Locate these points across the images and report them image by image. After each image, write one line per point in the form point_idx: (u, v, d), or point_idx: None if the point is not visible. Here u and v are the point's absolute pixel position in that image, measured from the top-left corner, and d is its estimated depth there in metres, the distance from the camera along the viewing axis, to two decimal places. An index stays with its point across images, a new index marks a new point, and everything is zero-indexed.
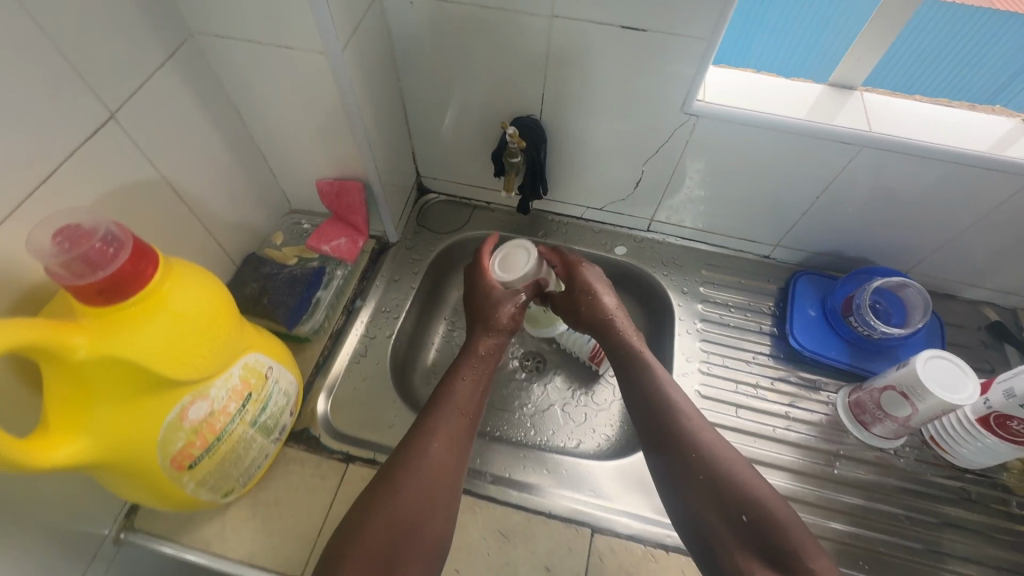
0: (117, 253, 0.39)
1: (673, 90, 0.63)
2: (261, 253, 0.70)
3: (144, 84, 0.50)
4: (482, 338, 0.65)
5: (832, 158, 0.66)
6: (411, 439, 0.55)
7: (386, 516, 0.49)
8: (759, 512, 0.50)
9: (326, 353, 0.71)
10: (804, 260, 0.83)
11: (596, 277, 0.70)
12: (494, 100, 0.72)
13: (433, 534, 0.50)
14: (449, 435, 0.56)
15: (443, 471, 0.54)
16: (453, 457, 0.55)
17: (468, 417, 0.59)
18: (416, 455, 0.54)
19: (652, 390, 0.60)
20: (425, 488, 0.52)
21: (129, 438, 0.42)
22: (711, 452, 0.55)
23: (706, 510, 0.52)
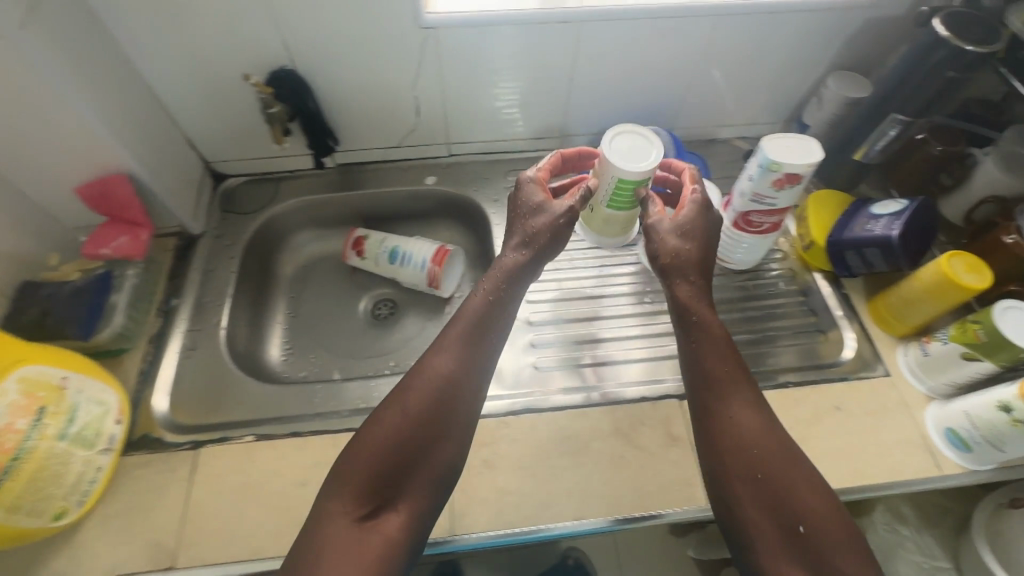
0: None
1: (402, 8, 0.66)
2: (37, 279, 0.65)
3: None
4: (510, 252, 0.64)
5: (565, 41, 0.74)
6: (418, 368, 0.58)
7: (393, 441, 0.53)
8: (784, 459, 0.54)
9: (151, 358, 0.68)
10: (589, 143, 0.92)
11: (704, 224, 0.64)
12: (242, 61, 0.70)
13: (436, 464, 0.55)
14: (453, 358, 0.58)
15: (450, 404, 0.56)
16: (455, 398, 0.57)
17: (481, 342, 0.60)
18: (417, 385, 0.57)
19: (733, 373, 0.58)
20: (425, 420, 0.55)
21: None
22: (742, 384, 0.58)
23: (720, 391, 0.58)
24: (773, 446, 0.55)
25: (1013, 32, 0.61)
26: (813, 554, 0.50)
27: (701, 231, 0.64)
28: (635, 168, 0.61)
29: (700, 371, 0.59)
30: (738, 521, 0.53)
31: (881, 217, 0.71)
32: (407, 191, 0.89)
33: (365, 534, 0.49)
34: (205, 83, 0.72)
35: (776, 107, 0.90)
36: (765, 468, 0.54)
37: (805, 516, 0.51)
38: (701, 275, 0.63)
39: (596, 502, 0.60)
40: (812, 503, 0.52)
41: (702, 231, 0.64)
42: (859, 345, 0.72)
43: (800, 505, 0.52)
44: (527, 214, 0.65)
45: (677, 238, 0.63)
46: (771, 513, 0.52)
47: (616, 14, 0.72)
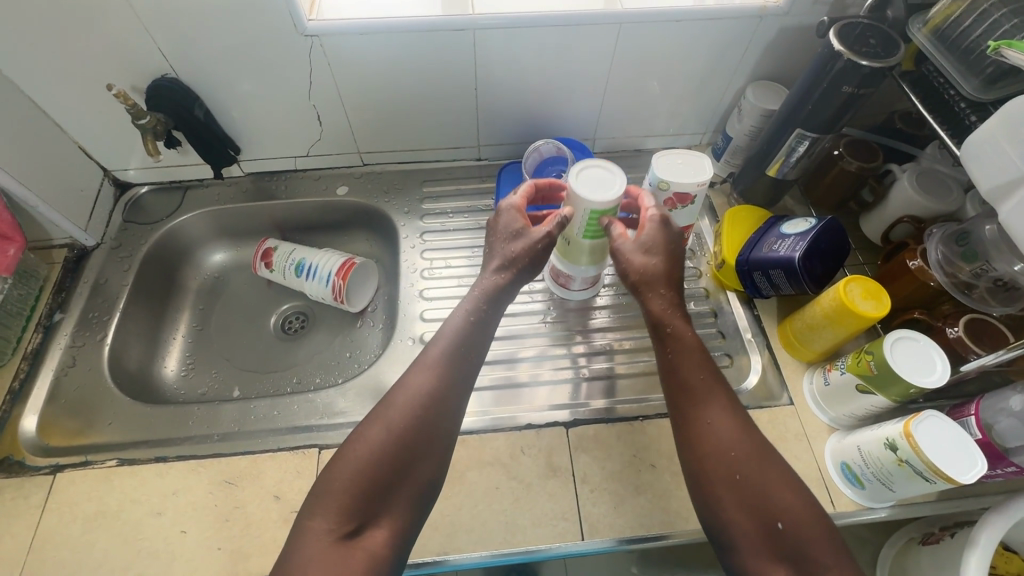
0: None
1: (278, 15, 0.64)
2: None
3: None
4: (489, 275, 0.61)
5: (462, 49, 0.71)
6: (404, 387, 0.54)
7: (376, 458, 0.50)
8: (751, 468, 0.50)
9: (24, 376, 0.67)
10: (509, 152, 0.89)
11: (673, 239, 0.59)
12: (121, 69, 0.68)
13: (418, 481, 0.51)
14: (436, 374, 0.55)
15: (435, 419, 0.53)
16: (433, 415, 0.53)
17: (461, 358, 0.57)
18: (400, 402, 0.53)
19: (710, 381, 0.55)
20: (410, 436, 0.52)
21: None
22: (717, 392, 0.54)
23: (690, 404, 0.54)
24: (749, 453, 0.51)
25: (918, 44, 0.58)
26: (794, 554, 0.47)
27: (667, 245, 0.59)
28: (602, 196, 0.55)
29: (673, 380, 0.56)
30: (725, 541, 0.49)
31: (788, 237, 0.67)
32: (316, 201, 0.86)
33: (348, 553, 0.46)
34: (85, 92, 0.70)
35: (701, 116, 0.86)
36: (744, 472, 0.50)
37: (789, 527, 0.47)
38: (670, 286, 0.59)
39: (463, 537, 0.57)
40: (784, 502, 0.48)
41: (675, 244, 0.60)
42: (764, 372, 0.69)
43: (781, 515, 0.48)
44: (504, 239, 0.62)
45: (643, 256, 0.58)
46: (756, 515, 0.48)
47: (511, 22, 0.68)
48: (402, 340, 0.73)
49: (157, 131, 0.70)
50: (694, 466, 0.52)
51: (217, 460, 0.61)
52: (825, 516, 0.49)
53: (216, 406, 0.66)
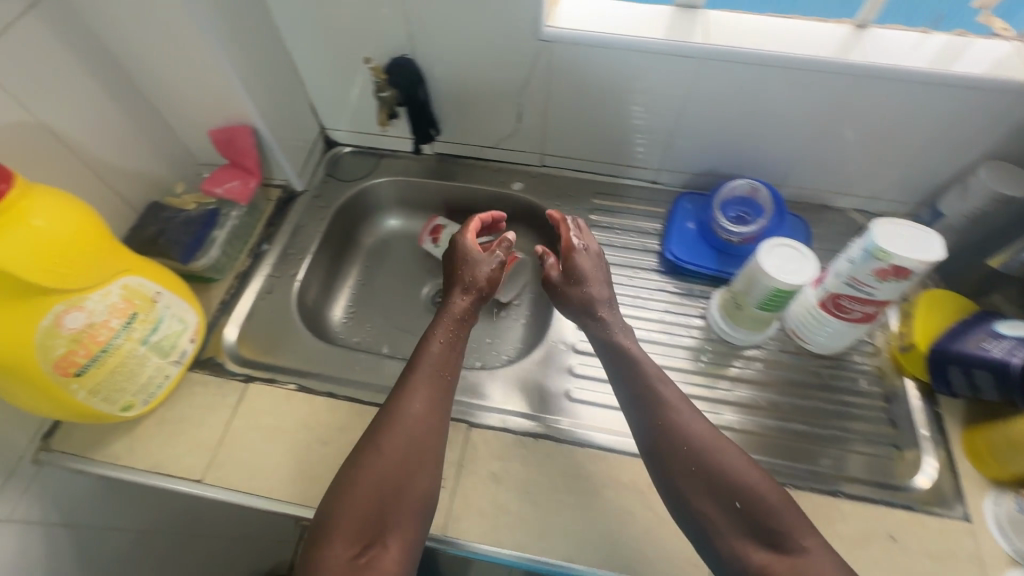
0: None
1: (523, 17, 0.67)
2: (163, 201, 0.75)
3: (7, 29, 0.54)
4: (461, 296, 0.69)
5: (681, 74, 0.71)
6: (395, 411, 0.58)
7: (374, 477, 0.54)
8: (708, 459, 0.54)
9: (233, 292, 0.76)
10: (687, 181, 0.87)
11: (593, 267, 0.69)
12: (372, 44, 0.75)
13: (417, 491, 0.55)
14: (427, 392, 0.60)
15: (423, 430, 0.58)
16: (421, 426, 0.58)
17: (442, 382, 0.62)
18: (393, 421, 0.57)
19: (692, 424, 0.57)
20: (406, 450, 0.56)
21: (4, 339, 0.47)
22: (677, 411, 0.58)
23: (668, 451, 0.56)
24: (704, 452, 0.55)
25: None
26: (757, 525, 0.51)
27: (592, 272, 0.69)
28: (788, 278, 0.61)
29: (649, 441, 0.58)
30: (721, 557, 0.52)
31: (1004, 337, 0.60)
32: (492, 192, 0.90)
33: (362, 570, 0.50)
34: (335, 58, 0.78)
35: (910, 185, 0.80)
36: (699, 465, 0.54)
37: (754, 505, 0.52)
38: (610, 309, 0.67)
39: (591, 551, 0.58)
40: (745, 481, 0.53)
41: (602, 271, 0.70)
42: (938, 476, 0.63)
43: (743, 496, 0.52)
44: (470, 264, 0.71)
45: (580, 286, 0.68)
46: (738, 517, 0.52)
47: (741, 57, 0.67)
48: (553, 343, 0.75)
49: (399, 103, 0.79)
50: (678, 501, 0.55)
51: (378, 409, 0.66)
52: (779, 488, 0.54)
53: (381, 360, 0.72)
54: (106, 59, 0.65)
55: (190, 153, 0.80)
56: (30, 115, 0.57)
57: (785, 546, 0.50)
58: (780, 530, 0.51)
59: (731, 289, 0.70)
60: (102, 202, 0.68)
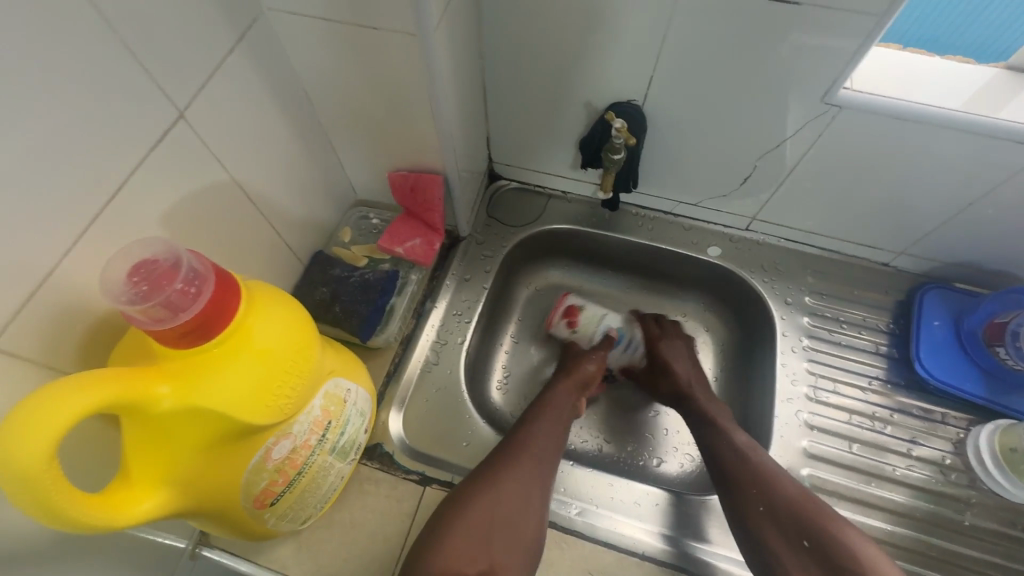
0: (207, 278, 0.34)
1: (813, 75, 0.53)
2: (328, 251, 0.65)
3: (215, 73, 0.43)
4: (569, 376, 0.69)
5: (999, 161, 0.55)
6: (527, 431, 0.60)
7: (504, 488, 0.53)
8: (783, 500, 0.53)
9: (398, 361, 0.66)
10: (932, 270, 0.72)
11: (675, 349, 0.73)
12: (590, 84, 0.62)
13: (533, 521, 0.53)
14: (554, 421, 0.62)
15: (549, 454, 0.58)
16: (548, 450, 0.59)
17: (557, 425, 0.62)
18: (523, 440, 0.58)
19: (764, 469, 0.56)
20: (529, 477, 0.55)
21: (213, 482, 0.38)
22: (755, 459, 0.57)
23: (745, 497, 0.55)
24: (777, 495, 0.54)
25: None
26: (834, 565, 0.48)
27: (673, 356, 0.72)
28: None
29: (724, 485, 0.57)
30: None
31: None
32: (682, 254, 0.77)
33: None
34: (536, 93, 0.65)
35: None
36: (768, 509, 0.53)
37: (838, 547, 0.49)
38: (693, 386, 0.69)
39: None
40: (812, 522, 0.51)
41: (685, 354, 0.73)
42: None
43: (821, 537, 0.50)
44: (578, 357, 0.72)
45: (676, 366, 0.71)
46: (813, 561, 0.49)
47: None
48: None
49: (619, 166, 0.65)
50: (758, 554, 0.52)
51: (579, 542, 0.56)
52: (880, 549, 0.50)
53: (569, 467, 0.62)
54: (297, 95, 0.54)
55: (354, 190, 0.69)
56: (226, 173, 0.47)
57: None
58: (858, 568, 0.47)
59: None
60: (276, 259, 0.58)
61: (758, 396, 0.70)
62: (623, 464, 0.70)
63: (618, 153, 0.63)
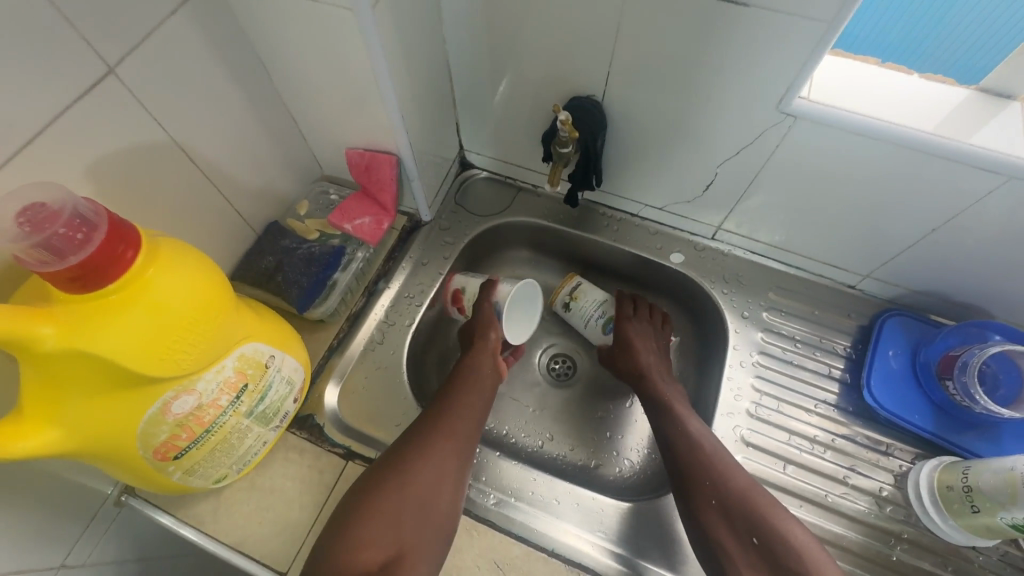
0: (95, 231, 0.35)
1: (768, 82, 0.51)
2: (283, 223, 0.66)
3: (154, 33, 0.44)
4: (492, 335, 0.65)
5: (962, 187, 0.53)
6: (442, 412, 0.58)
7: (412, 474, 0.52)
8: (739, 497, 0.52)
9: (343, 335, 0.67)
10: (899, 296, 0.69)
11: (641, 330, 0.69)
12: (552, 76, 0.61)
13: (443, 507, 0.52)
14: (477, 396, 0.61)
15: (463, 439, 0.57)
16: (464, 432, 0.57)
17: (480, 399, 0.61)
18: (437, 424, 0.56)
19: (721, 460, 0.55)
20: (446, 458, 0.54)
21: (105, 428, 0.39)
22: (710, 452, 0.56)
23: (699, 488, 0.54)
24: (733, 491, 0.53)
25: None
26: (781, 567, 0.48)
27: (641, 338, 0.68)
28: None
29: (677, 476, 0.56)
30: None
31: None
32: (645, 258, 0.76)
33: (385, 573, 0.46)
34: (501, 81, 0.65)
35: None
36: (721, 502, 0.53)
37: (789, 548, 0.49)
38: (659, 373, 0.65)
39: None
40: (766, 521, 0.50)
41: (649, 333, 0.69)
42: None
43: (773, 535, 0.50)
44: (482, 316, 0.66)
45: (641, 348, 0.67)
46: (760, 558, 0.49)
47: None
48: None
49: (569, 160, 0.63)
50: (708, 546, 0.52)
51: (489, 532, 0.55)
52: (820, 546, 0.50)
53: (495, 457, 0.62)
54: (253, 64, 0.55)
55: (317, 166, 0.70)
56: (166, 134, 0.48)
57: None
58: (806, 564, 0.47)
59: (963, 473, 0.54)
60: (224, 224, 0.59)
61: (703, 407, 0.68)
62: (561, 463, 0.71)
63: (567, 147, 0.61)
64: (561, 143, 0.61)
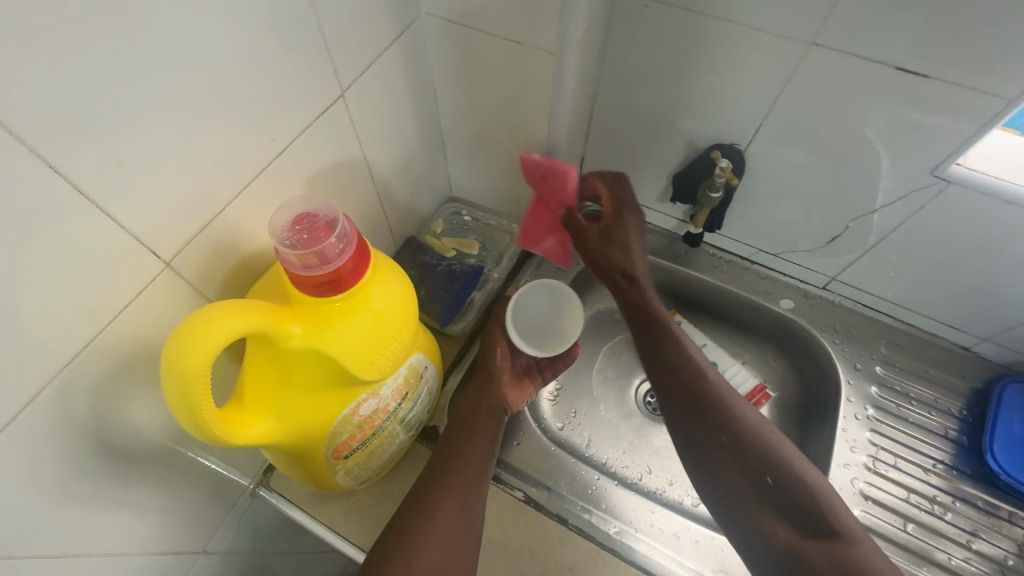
0: (344, 252, 0.37)
1: (925, 147, 0.54)
2: (420, 238, 0.69)
3: (374, 62, 0.48)
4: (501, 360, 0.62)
5: None
6: (441, 470, 0.52)
7: (417, 528, 0.47)
8: (754, 436, 0.50)
9: (465, 353, 0.68)
10: (1018, 362, 0.69)
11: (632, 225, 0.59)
12: (695, 123, 0.64)
13: (460, 544, 0.48)
14: (481, 444, 0.55)
15: (465, 479, 0.52)
16: (473, 484, 0.51)
17: (480, 447, 0.55)
18: (435, 475, 0.52)
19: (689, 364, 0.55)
20: (457, 522, 0.48)
21: (309, 422, 0.42)
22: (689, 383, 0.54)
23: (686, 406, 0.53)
24: (726, 437, 0.50)
25: None
26: (794, 503, 0.47)
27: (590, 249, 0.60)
28: None
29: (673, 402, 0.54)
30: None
31: None
32: (754, 302, 0.77)
33: None
34: (640, 123, 0.68)
35: None
36: (753, 445, 0.49)
37: (810, 494, 0.46)
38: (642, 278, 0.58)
39: None
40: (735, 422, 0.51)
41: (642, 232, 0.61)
42: None
43: (750, 461, 0.49)
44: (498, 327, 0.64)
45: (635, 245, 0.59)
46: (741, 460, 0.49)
47: None
48: None
49: (714, 205, 0.67)
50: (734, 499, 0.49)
51: (612, 560, 0.56)
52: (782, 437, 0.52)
53: (612, 487, 0.65)
54: (426, 92, 0.59)
55: (450, 187, 0.74)
56: (360, 152, 0.52)
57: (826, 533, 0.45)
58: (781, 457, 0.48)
59: None
60: (377, 236, 0.63)
61: (812, 456, 0.68)
62: (658, 500, 0.70)
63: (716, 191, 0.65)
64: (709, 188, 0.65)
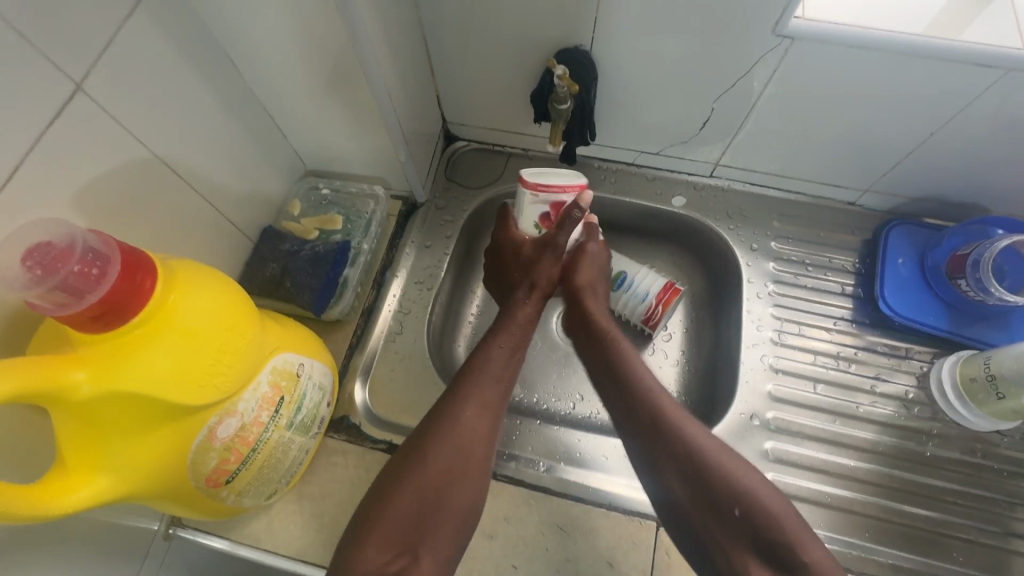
0: (104, 275, 0.33)
1: (762, 8, 0.50)
2: (278, 226, 0.65)
3: (113, 39, 0.40)
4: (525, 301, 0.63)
5: (960, 86, 0.52)
6: (452, 398, 0.53)
7: (417, 484, 0.48)
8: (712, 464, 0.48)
9: (360, 331, 0.65)
10: (898, 205, 0.70)
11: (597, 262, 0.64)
12: (533, 31, 0.59)
13: (458, 507, 0.49)
14: (501, 366, 0.57)
15: (473, 445, 0.51)
16: (490, 407, 0.54)
17: (501, 385, 0.56)
18: (443, 433, 0.50)
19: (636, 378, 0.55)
20: (457, 454, 0.50)
21: (156, 464, 0.38)
22: (679, 422, 0.51)
23: (654, 437, 0.51)
24: (704, 449, 0.49)
25: None
26: (760, 532, 0.45)
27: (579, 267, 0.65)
28: None
29: (637, 410, 0.53)
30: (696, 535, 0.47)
31: None
32: (647, 207, 0.75)
33: None
34: (481, 43, 0.62)
35: None
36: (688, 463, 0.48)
37: (760, 518, 0.45)
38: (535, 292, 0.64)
39: None
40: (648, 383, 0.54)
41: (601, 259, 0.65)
42: None
43: (684, 472, 0.49)
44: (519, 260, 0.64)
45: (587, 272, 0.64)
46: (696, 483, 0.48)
47: None
48: (743, 416, 0.63)
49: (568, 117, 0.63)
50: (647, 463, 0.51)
51: (546, 498, 0.57)
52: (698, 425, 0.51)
53: (537, 426, 0.63)
54: (218, 61, 0.51)
55: (300, 162, 0.67)
56: (146, 149, 0.45)
57: (790, 565, 0.43)
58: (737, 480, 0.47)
59: (996, 366, 0.56)
60: (219, 235, 0.57)
61: (725, 344, 0.70)
62: (592, 422, 0.70)
63: (565, 103, 0.60)
64: (557, 101, 0.61)
